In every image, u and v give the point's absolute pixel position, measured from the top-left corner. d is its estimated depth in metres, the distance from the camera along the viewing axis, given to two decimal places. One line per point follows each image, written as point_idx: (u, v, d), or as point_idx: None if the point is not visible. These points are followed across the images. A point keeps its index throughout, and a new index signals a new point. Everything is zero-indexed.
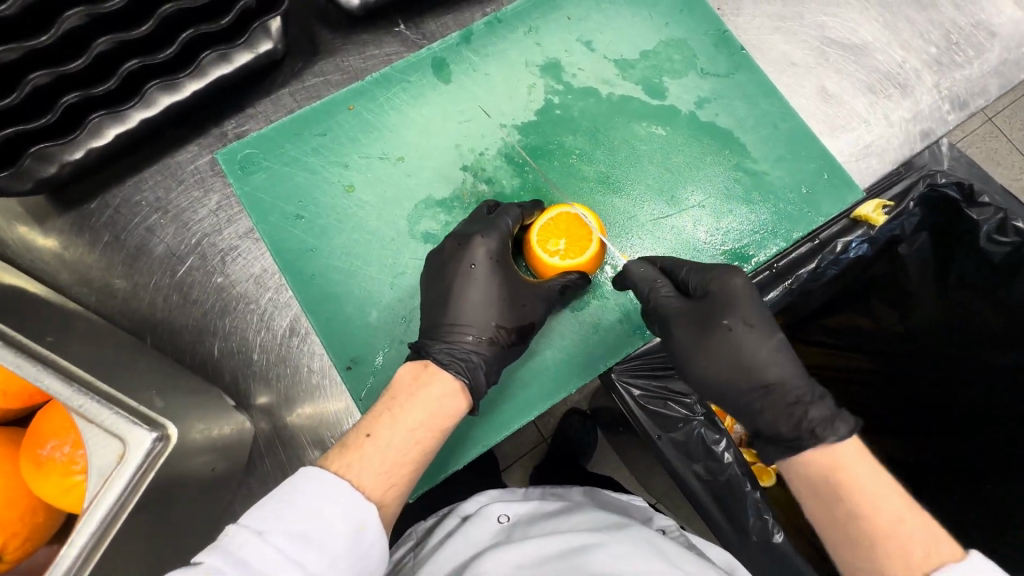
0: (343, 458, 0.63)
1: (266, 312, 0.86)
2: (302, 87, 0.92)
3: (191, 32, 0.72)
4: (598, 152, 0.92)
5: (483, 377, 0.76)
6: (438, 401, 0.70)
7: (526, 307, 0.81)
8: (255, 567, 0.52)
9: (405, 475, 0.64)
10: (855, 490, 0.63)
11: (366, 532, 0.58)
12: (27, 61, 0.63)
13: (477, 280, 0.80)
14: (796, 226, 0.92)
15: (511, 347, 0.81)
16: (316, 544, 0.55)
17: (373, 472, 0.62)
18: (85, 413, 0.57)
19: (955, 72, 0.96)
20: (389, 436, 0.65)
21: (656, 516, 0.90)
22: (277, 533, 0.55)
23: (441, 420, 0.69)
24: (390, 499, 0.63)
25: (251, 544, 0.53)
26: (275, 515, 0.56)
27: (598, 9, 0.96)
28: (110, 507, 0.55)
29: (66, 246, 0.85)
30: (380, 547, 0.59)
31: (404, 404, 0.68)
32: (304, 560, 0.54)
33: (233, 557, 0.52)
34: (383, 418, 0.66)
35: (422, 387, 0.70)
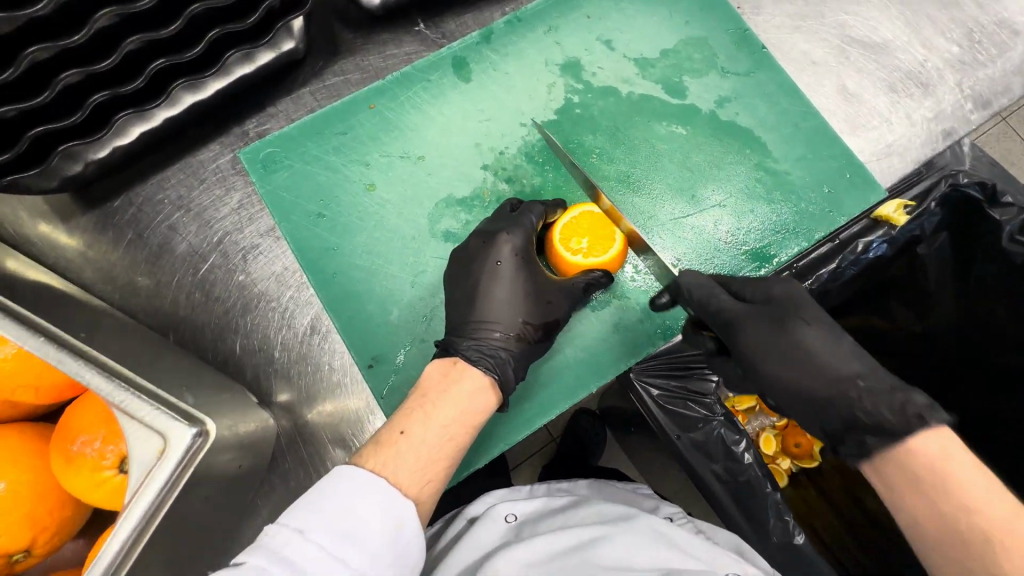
0: (377, 455, 0.63)
1: (288, 310, 0.86)
2: (322, 86, 0.92)
3: (218, 32, 0.73)
4: (618, 151, 0.91)
5: (511, 372, 0.77)
6: (467, 398, 0.70)
7: (552, 303, 0.82)
8: (298, 565, 0.52)
9: (440, 472, 0.64)
10: (960, 489, 0.57)
11: (404, 530, 0.58)
12: (58, 60, 0.64)
13: (502, 277, 0.81)
14: (819, 226, 0.92)
15: (537, 343, 0.81)
16: (356, 542, 0.55)
17: (409, 469, 0.62)
18: (126, 409, 0.57)
19: (978, 71, 0.95)
20: (423, 432, 0.65)
21: (663, 504, 0.89)
22: (318, 531, 0.54)
23: (472, 417, 0.69)
24: (426, 495, 0.63)
25: (293, 542, 0.53)
26: (314, 514, 0.55)
27: (618, 8, 0.96)
28: (152, 499, 0.56)
29: (90, 244, 0.85)
30: (418, 544, 0.59)
31: (435, 402, 0.68)
32: (346, 556, 0.54)
33: (278, 556, 0.52)
34: (415, 415, 0.66)
35: (451, 384, 0.71)
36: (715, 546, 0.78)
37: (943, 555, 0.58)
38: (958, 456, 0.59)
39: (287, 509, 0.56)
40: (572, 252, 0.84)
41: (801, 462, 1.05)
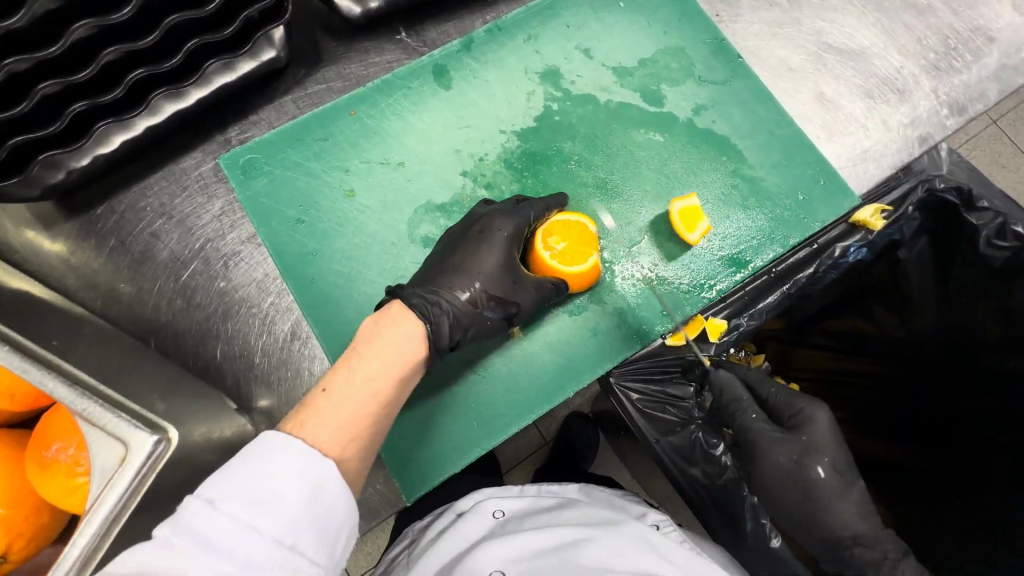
0: (300, 415, 0.65)
1: (268, 316, 0.87)
2: (304, 94, 0.93)
3: (196, 41, 0.73)
4: (596, 158, 0.92)
5: (446, 329, 0.77)
6: (392, 351, 0.72)
7: (517, 284, 0.84)
8: (206, 536, 0.52)
9: (365, 427, 0.66)
10: None
11: (325, 489, 0.58)
12: (35, 72, 0.65)
13: (465, 241, 0.84)
14: (793, 232, 0.93)
15: (485, 313, 0.83)
16: (272, 505, 0.55)
17: (330, 425, 0.64)
18: (87, 416, 0.58)
19: (953, 77, 0.96)
20: (345, 389, 0.67)
21: (650, 511, 0.87)
22: (230, 500, 0.54)
23: (398, 368, 0.71)
24: (351, 452, 0.64)
25: (202, 514, 0.53)
26: (228, 483, 0.55)
27: (597, 17, 0.97)
28: (114, 503, 0.56)
29: (73, 252, 0.86)
30: (343, 502, 0.60)
31: (359, 358, 0.70)
32: (258, 523, 0.54)
33: (184, 528, 0.52)
34: (338, 374, 0.68)
35: (379, 335, 0.73)
36: (699, 556, 0.79)
37: None
38: None
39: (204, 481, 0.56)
40: (547, 250, 0.87)
41: None
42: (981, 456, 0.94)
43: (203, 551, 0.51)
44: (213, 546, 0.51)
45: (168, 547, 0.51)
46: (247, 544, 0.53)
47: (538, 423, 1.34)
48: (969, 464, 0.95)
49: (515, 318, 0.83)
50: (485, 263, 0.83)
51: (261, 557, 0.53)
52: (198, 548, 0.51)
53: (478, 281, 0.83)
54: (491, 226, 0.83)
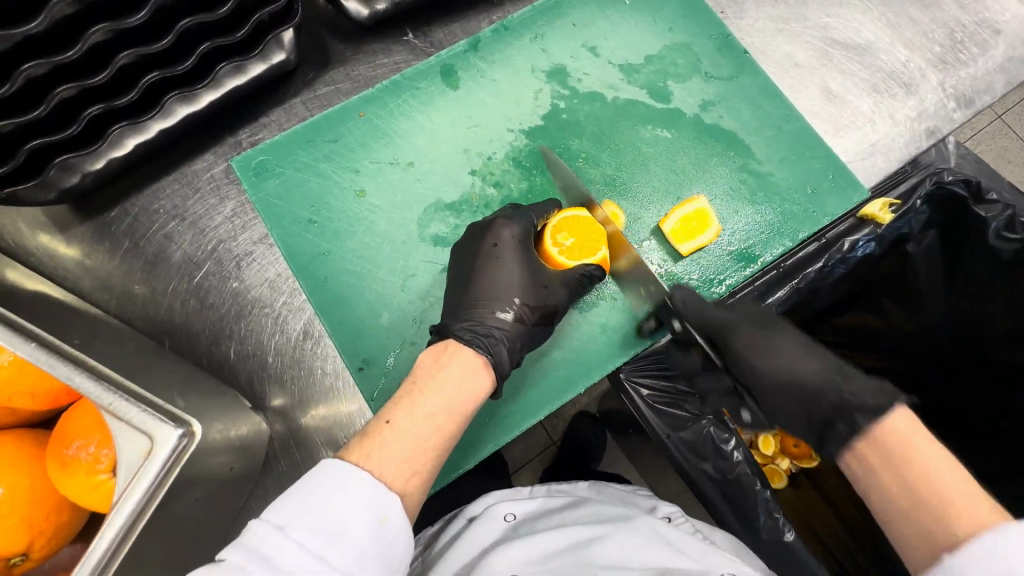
0: (363, 446, 0.64)
1: (281, 316, 0.88)
2: (314, 96, 0.94)
3: (208, 45, 0.74)
4: (604, 155, 0.93)
5: (506, 355, 0.78)
6: (456, 384, 0.70)
7: (549, 288, 0.84)
8: (274, 560, 0.52)
9: (429, 463, 0.65)
10: (925, 469, 0.60)
11: (389, 523, 0.58)
12: (52, 76, 0.66)
13: (500, 259, 0.83)
14: (803, 226, 0.93)
15: (535, 326, 0.83)
16: (339, 538, 0.55)
17: (394, 459, 0.63)
18: (115, 411, 0.59)
19: (959, 70, 0.96)
20: (409, 422, 0.65)
21: (660, 504, 0.88)
22: (298, 528, 0.54)
23: (462, 402, 0.69)
24: (413, 486, 0.63)
25: (272, 539, 0.53)
26: (296, 512, 0.55)
27: (603, 15, 0.98)
28: (143, 493, 0.58)
29: (87, 255, 0.87)
30: (405, 537, 0.59)
31: (422, 390, 0.69)
32: (327, 555, 0.53)
33: (256, 554, 0.52)
34: (401, 405, 0.67)
35: (441, 367, 0.72)
36: (713, 547, 0.79)
37: (921, 538, 0.59)
38: (925, 435, 0.63)
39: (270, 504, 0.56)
40: (556, 246, 0.87)
41: (800, 462, 1.03)
42: (994, 448, 0.95)
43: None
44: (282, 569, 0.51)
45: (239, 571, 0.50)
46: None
47: (547, 422, 1.34)
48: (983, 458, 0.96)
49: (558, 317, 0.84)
50: (504, 275, 0.83)
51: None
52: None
53: (502, 288, 0.82)
54: (497, 227, 0.83)
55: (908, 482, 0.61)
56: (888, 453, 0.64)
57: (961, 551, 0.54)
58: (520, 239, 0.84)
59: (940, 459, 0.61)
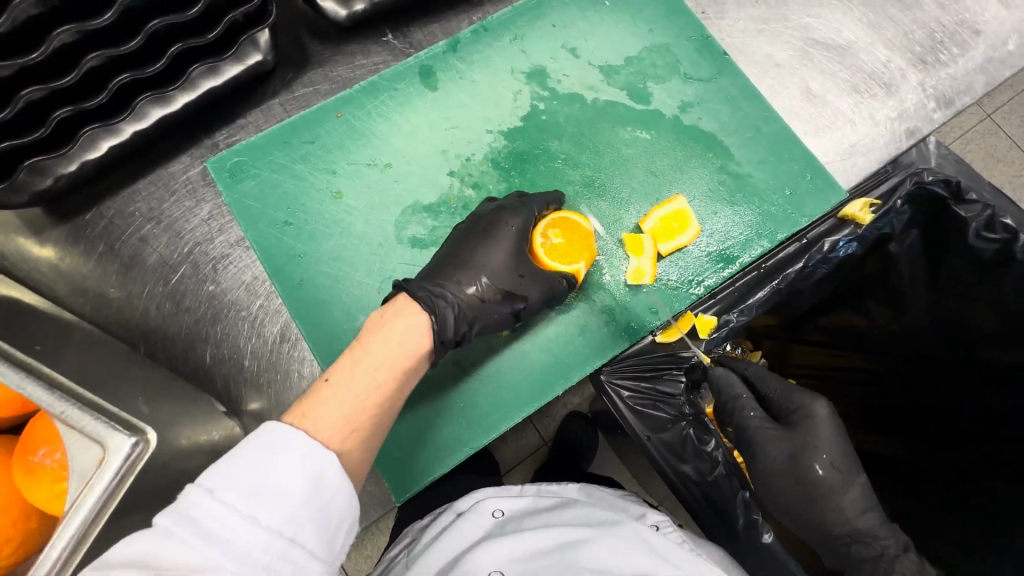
0: (301, 406, 0.64)
1: (257, 319, 0.87)
2: (292, 97, 0.93)
3: (179, 46, 0.74)
4: (583, 156, 0.93)
5: (451, 319, 0.77)
6: (396, 341, 0.71)
7: (523, 277, 0.85)
8: (206, 526, 0.51)
9: (368, 420, 0.65)
10: None
11: (326, 480, 0.57)
12: (18, 78, 0.65)
13: (490, 240, 0.84)
14: (781, 227, 0.93)
15: (492, 306, 0.83)
16: (273, 497, 0.54)
17: (331, 417, 0.63)
18: (65, 419, 0.58)
19: (940, 70, 0.96)
20: (347, 381, 0.66)
21: (650, 512, 0.87)
22: (229, 490, 0.53)
23: (401, 359, 0.70)
24: (352, 444, 0.63)
25: (202, 503, 0.52)
26: (229, 473, 0.54)
27: (583, 16, 0.98)
28: (97, 500, 0.56)
29: (62, 257, 0.86)
30: (345, 494, 0.58)
31: (363, 348, 0.69)
32: (259, 515, 0.52)
33: (184, 516, 0.51)
34: (341, 365, 0.68)
35: (383, 326, 0.72)
36: (700, 557, 0.78)
37: None
38: None
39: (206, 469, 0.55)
40: (543, 239, 0.88)
41: None
42: (985, 447, 0.94)
43: (204, 541, 0.50)
44: (212, 534, 0.51)
45: (167, 536, 0.50)
46: (247, 536, 0.51)
47: (535, 423, 1.34)
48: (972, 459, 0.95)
49: (523, 312, 0.84)
50: (491, 259, 0.84)
51: (259, 549, 0.51)
52: (197, 539, 0.50)
53: (480, 271, 0.84)
54: (497, 216, 0.85)
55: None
56: None
57: None
58: (520, 233, 0.85)
59: None
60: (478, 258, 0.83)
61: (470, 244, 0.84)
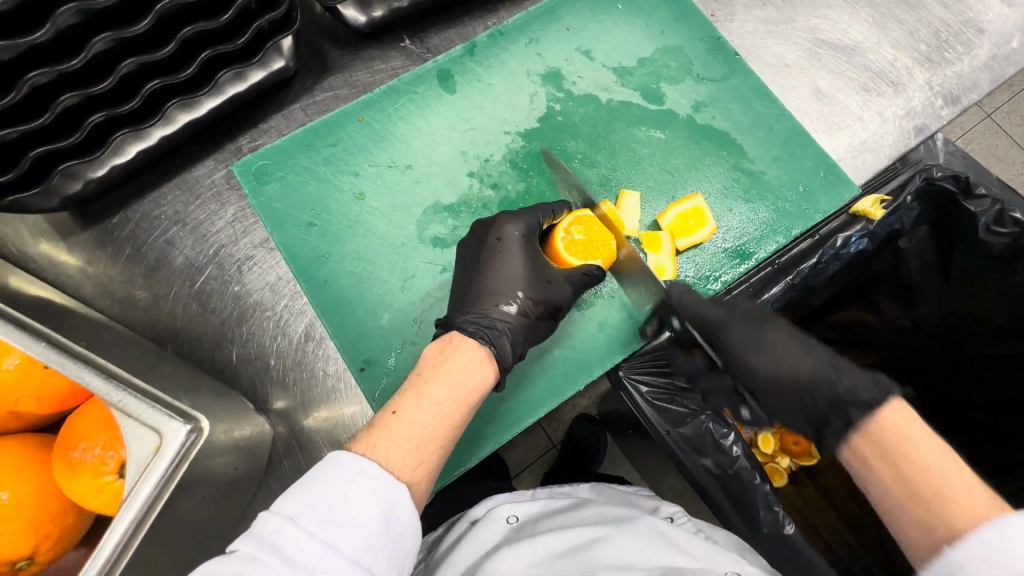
0: (369, 437, 0.64)
1: (282, 318, 0.89)
2: (313, 102, 0.95)
3: (210, 52, 0.76)
4: (599, 156, 0.95)
5: (509, 348, 0.78)
6: (462, 374, 0.71)
7: (552, 284, 0.85)
8: (290, 553, 0.51)
9: (434, 453, 0.65)
10: (926, 465, 0.58)
11: (397, 514, 0.57)
12: (56, 85, 0.67)
13: (506, 250, 0.84)
14: (796, 223, 0.95)
15: (537, 321, 0.84)
16: (350, 527, 0.54)
17: (401, 449, 0.62)
18: (122, 407, 0.60)
19: (946, 68, 0.99)
20: (415, 412, 0.66)
21: (663, 504, 0.89)
22: (308, 517, 0.54)
23: (467, 392, 0.69)
24: (421, 475, 0.63)
25: (283, 530, 0.52)
26: (306, 501, 0.55)
27: (597, 20, 1.00)
28: (153, 488, 0.59)
29: (91, 260, 0.88)
30: (414, 525, 0.59)
31: (428, 379, 0.69)
32: (337, 543, 0.53)
33: (266, 544, 0.51)
34: (408, 395, 0.67)
35: (445, 360, 0.72)
36: (716, 546, 0.79)
37: (925, 535, 0.56)
38: (920, 427, 0.61)
39: (281, 496, 0.56)
40: (565, 233, 0.89)
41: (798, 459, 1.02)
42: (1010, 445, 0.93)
43: (290, 569, 0.50)
44: (296, 561, 0.51)
45: (249, 561, 0.50)
46: (326, 565, 0.52)
47: (549, 425, 1.35)
48: (1000, 453, 0.94)
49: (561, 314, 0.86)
50: (511, 268, 0.84)
51: None
52: (281, 564, 0.50)
53: (507, 280, 0.84)
54: (501, 225, 0.85)
55: (911, 477, 0.58)
56: (883, 444, 0.62)
57: (964, 547, 0.53)
58: (526, 235, 0.85)
59: (938, 451, 0.59)
60: (492, 262, 0.84)
61: (488, 252, 0.84)
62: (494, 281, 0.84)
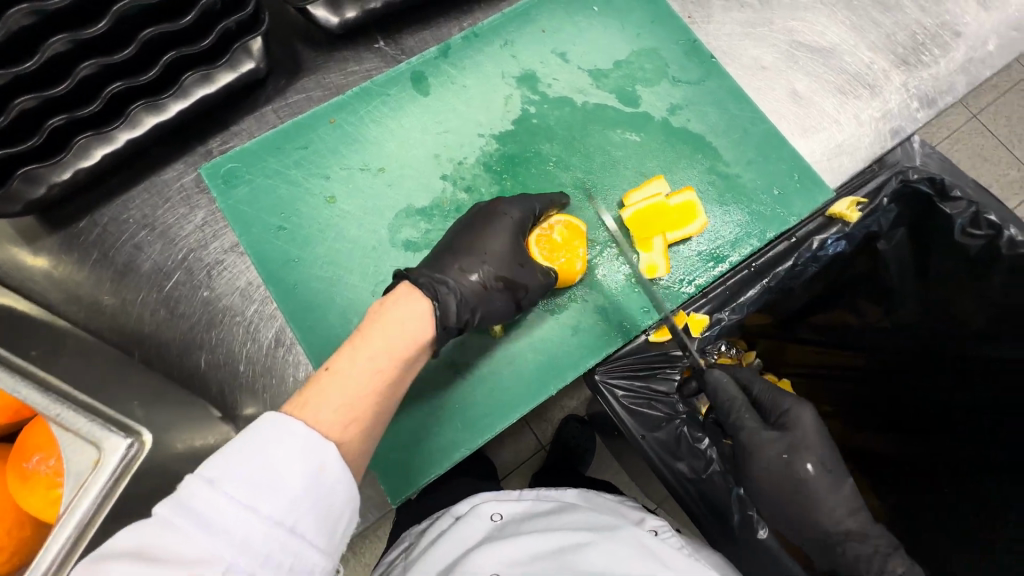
0: (300, 396, 0.63)
1: (252, 323, 0.87)
2: (285, 104, 0.94)
3: (173, 53, 0.74)
4: (574, 159, 0.94)
5: (453, 307, 0.77)
6: (400, 330, 0.70)
7: (524, 267, 0.85)
8: (208, 518, 0.50)
9: (367, 409, 0.64)
10: None
11: (325, 470, 0.56)
12: (11, 88, 0.66)
13: (495, 228, 0.84)
14: (770, 226, 0.94)
15: (493, 293, 0.83)
16: (274, 487, 0.53)
17: (331, 406, 0.62)
18: (61, 421, 0.59)
19: (923, 71, 0.98)
20: (347, 370, 0.65)
21: (648, 517, 0.88)
22: (229, 480, 0.52)
23: (403, 347, 0.69)
24: (352, 433, 0.62)
25: (202, 494, 0.51)
26: (229, 460, 0.54)
27: (572, 22, 0.99)
28: (89, 505, 0.57)
29: (56, 265, 0.86)
30: (346, 483, 0.58)
31: (365, 336, 0.68)
32: (258, 504, 0.52)
33: (183, 508, 0.50)
34: (342, 353, 0.67)
35: (383, 316, 0.71)
36: (698, 563, 0.78)
37: None
38: None
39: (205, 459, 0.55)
40: (548, 228, 0.91)
41: None
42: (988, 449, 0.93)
43: (207, 535, 0.49)
44: (213, 525, 0.50)
45: (168, 526, 0.49)
46: (244, 525, 0.51)
47: (534, 427, 1.34)
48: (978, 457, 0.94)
49: (524, 299, 0.85)
50: (492, 245, 0.84)
51: (259, 539, 0.51)
52: (199, 529, 0.49)
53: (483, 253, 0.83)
54: (495, 204, 0.86)
55: None
56: None
57: None
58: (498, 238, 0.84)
59: None
60: (472, 237, 0.84)
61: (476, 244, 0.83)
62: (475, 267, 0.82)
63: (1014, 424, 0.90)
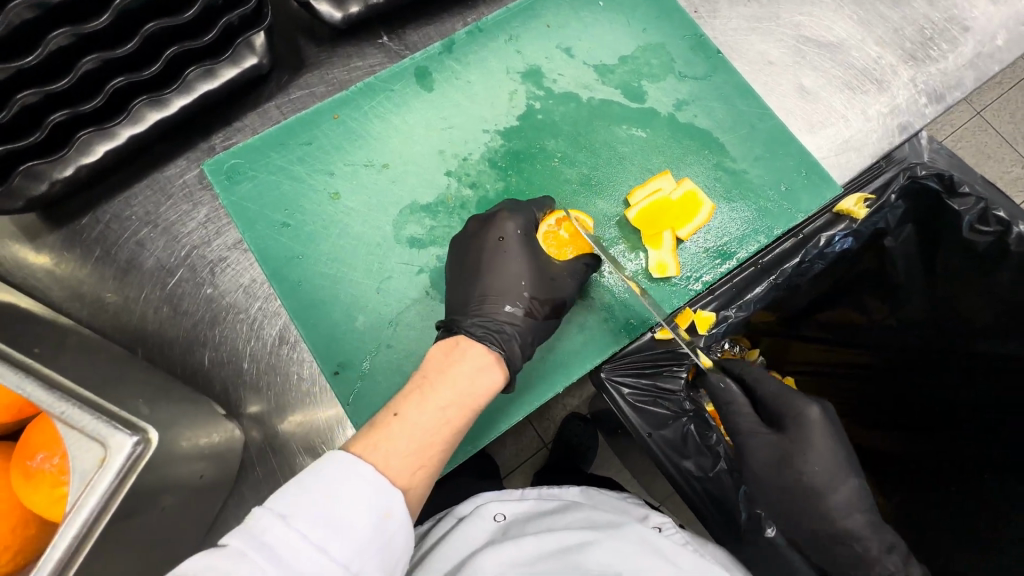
0: (369, 438, 0.64)
1: (256, 321, 0.87)
2: (288, 100, 0.93)
3: (176, 48, 0.74)
4: (580, 155, 0.93)
5: (518, 351, 0.79)
6: (467, 380, 0.71)
7: (555, 281, 0.85)
8: (279, 554, 0.51)
9: (433, 456, 0.65)
10: None
11: (392, 518, 0.57)
12: (13, 82, 0.65)
13: (504, 248, 0.83)
14: (777, 222, 0.93)
15: (544, 321, 0.84)
16: (345, 531, 0.54)
17: (401, 452, 0.63)
18: (65, 419, 0.58)
19: (930, 66, 0.98)
20: (417, 416, 0.66)
21: (652, 513, 0.86)
22: (302, 518, 0.53)
23: (471, 399, 0.70)
24: (418, 480, 0.63)
25: (275, 529, 0.52)
26: (302, 500, 0.54)
27: (577, 17, 0.98)
28: (97, 502, 0.56)
29: (59, 262, 0.86)
30: (407, 534, 0.59)
31: (434, 383, 0.70)
32: (327, 546, 0.53)
33: (257, 541, 0.51)
34: (412, 398, 0.68)
35: (451, 364, 0.73)
36: (703, 558, 0.78)
37: None
38: None
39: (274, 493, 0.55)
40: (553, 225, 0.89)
41: None
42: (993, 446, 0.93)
43: (279, 571, 0.50)
44: (284, 562, 0.51)
45: (241, 558, 0.50)
46: (316, 567, 0.52)
47: (537, 425, 1.34)
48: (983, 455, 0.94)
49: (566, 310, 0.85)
50: (512, 270, 0.84)
51: None
52: (271, 565, 0.50)
53: (510, 284, 0.84)
54: (502, 222, 0.84)
55: None
56: None
57: None
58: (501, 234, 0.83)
59: None
60: (494, 262, 0.83)
61: (485, 248, 0.83)
62: (492, 279, 0.83)
63: (1016, 423, 0.90)
